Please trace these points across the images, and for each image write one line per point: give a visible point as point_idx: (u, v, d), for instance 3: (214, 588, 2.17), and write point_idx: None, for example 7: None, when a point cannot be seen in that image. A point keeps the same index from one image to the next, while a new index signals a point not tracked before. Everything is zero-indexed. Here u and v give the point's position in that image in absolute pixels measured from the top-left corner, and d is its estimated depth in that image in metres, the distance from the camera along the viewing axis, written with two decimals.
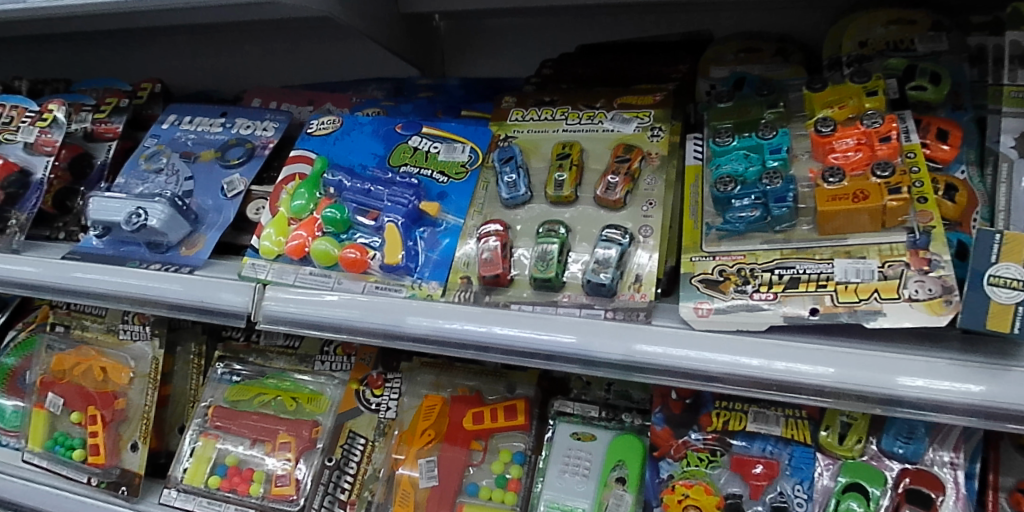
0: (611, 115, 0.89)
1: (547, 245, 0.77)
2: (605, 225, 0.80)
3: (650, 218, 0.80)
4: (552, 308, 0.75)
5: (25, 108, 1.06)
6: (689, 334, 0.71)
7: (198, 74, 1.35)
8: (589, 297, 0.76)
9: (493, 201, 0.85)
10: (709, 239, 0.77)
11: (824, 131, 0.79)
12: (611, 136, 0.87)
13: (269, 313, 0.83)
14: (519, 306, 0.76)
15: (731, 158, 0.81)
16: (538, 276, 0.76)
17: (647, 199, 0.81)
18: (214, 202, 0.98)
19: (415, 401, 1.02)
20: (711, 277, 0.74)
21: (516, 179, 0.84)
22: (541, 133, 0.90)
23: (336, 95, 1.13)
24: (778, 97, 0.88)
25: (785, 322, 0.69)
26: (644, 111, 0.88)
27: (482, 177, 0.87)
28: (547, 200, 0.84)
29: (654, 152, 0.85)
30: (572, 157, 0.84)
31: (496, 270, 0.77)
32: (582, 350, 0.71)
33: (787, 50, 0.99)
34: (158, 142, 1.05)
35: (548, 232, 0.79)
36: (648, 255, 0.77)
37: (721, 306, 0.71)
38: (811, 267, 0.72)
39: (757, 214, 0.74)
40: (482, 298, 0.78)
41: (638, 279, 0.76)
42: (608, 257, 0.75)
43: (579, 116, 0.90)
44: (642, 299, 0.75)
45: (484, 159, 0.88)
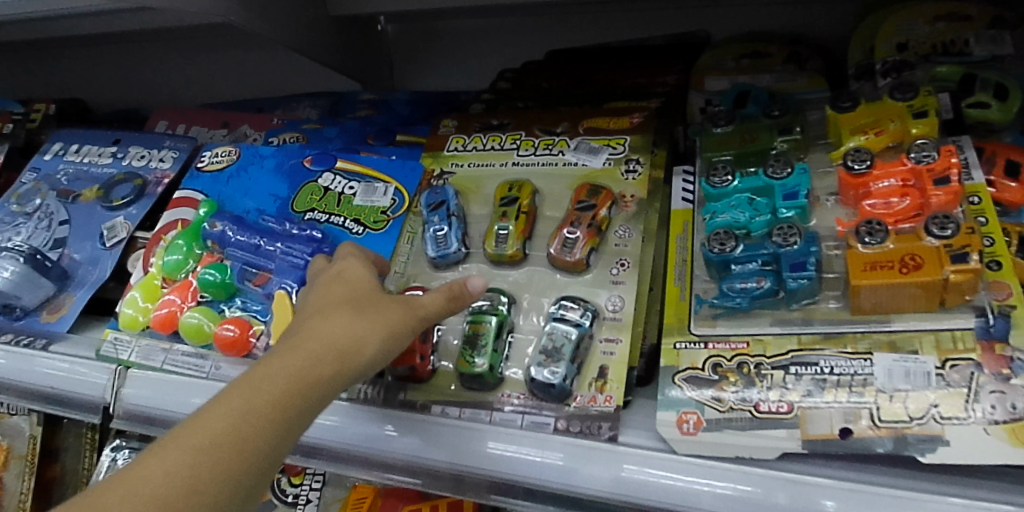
0: (574, 143, 0.69)
1: (477, 325, 0.58)
2: (560, 297, 0.60)
3: (621, 285, 0.59)
4: (486, 414, 0.56)
5: None
6: (675, 461, 0.51)
7: (105, 88, 1.15)
8: (535, 399, 0.56)
9: (419, 259, 0.66)
10: (699, 317, 0.57)
11: (858, 167, 0.58)
12: (573, 171, 0.67)
13: (129, 408, 0.64)
14: (440, 410, 0.57)
15: (730, 204, 0.60)
16: (466, 370, 0.57)
17: (618, 259, 0.61)
18: (89, 252, 0.79)
19: (340, 492, 0.82)
20: (702, 375, 0.53)
21: (447, 232, 0.64)
22: (485, 168, 0.70)
23: (256, 116, 0.94)
24: (795, 119, 0.66)
25: (804, 449, 0.49)
26: (618, 138, 0.68)
27: (407, 226, 0.68)
28: (488, 259, 0.64)
29: (629, 193, 0.64)
30: (520, 202, 0.64)
31: (413, 360, 0.58)
32: (556, 477, 0.51)
33: (801, 54, 0.78)
34: (35, 177, 0.87)
35: (484, 305, 0.60)
36: (617, 340, 0.57)
37: (713, 419, 0.51)
38: (840, 364, 0.51)
39: (767, 286, 0.55)
40: (394, 398, 0.59)
41: (602, 372, 0.56)
42: (560, 345, 0.56)
43: (533, 146, 0.70)
44: (607, 403, 0.54)
45: (410, 202, 0.69)
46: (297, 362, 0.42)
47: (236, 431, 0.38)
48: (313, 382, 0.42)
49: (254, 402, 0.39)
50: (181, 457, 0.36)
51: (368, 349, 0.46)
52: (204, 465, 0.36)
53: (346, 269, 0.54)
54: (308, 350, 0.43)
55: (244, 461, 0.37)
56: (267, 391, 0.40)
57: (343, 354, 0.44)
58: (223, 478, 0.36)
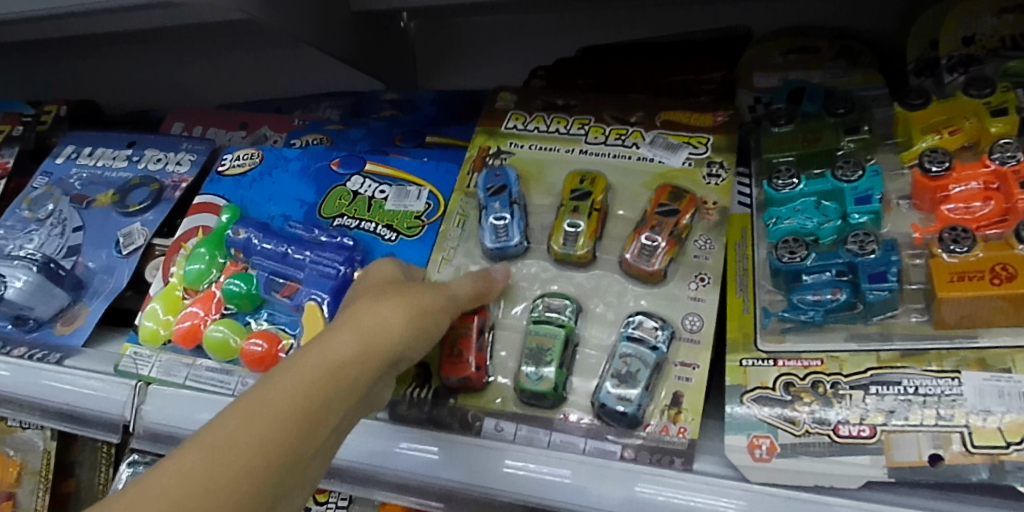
0: (651, 137, 0.64)
1: (544, 339, 0.54)
2: (637, 310, 0.56)
3: (702, 303, 0.55)
4: (545, 434, 0.52)
5: None
6: (739, 490, 0.46)
7: (116, 88, 1.11)
8: (600, 422, 0.52)
9: (470, 246, 0.62)
10: (767, 331, 0.53)
11: (936, 169, 0.54)
12: (653, 167, 0.62)
13: (149, 427, 0.61)
14: (493, 425, 0.54)
15: (795, 209, 0.57)
16: (525, 384, 0.53)
17: (696, 273, 0.56)
18: (105, 260, 0.74)
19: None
20: (773, 394, 0.49)
21: (509, 223, 0.60)
22: (549, 152, 0.66)
23: (275, 116, 0.90)
24: (861, 117, 0.63)
25: (890, 478, 0.45)
26: (702, 137, 0.63)
27: (455, 209, 0.63)
28: (551, 258, 0.60)
29: (712, 199, 0.59)
30: (593, 198, 0.60)
31: (468, 370, 0.53)
32: (562, 497, 0.48)
33: (853, 49, 0.73)
34: (47, 182, 0.83)
35: (547, 307, 0.56)
36: (694, 365, 0.53)
37: (788, 444, 0.47)
38: (927, 382, 0.47)
39: (843, 298, 0.51)
40: (444, 413, 0.55)
41: (676, 399, 0.52)
42: (635, 370, 0.52)
43: (603, 134, 0.66)
44: (681, 435, 0.50)
45: (465, 178, 0.65)
46: (317, 351, 0.40)
47: (269, 430, 0.36)
48: (337, 371, 0.40)
49: (290, 393, 0.37)
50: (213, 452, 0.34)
51: (393, 330, 0.44)
52: (222, 468, 0.33)
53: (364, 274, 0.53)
54: (327, 341, 0.41)
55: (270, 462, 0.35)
56: (304, 386, 0.38)
57: (367, 338, 0.43)
58: (242, 479, 0.34)
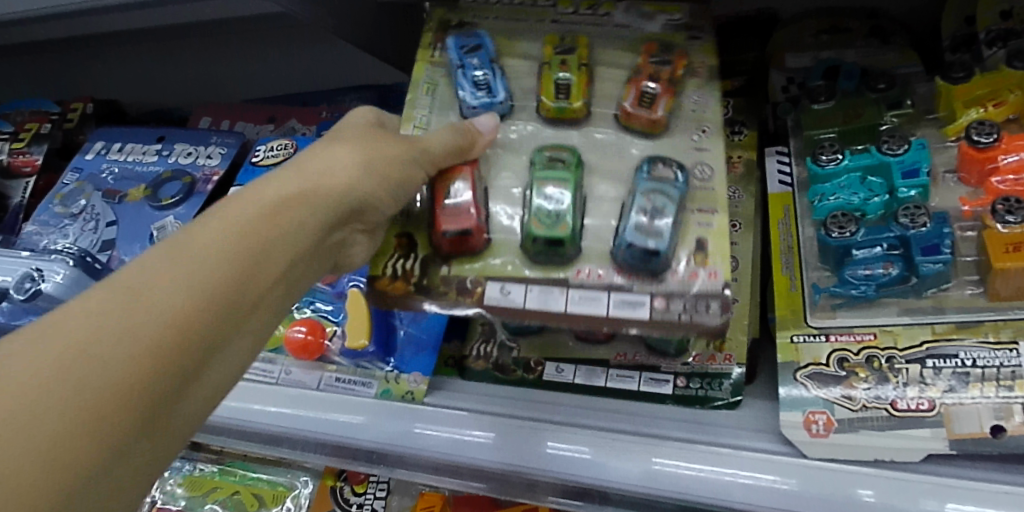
0: (623, 5, 0.60)
1: (558, 183, 0.49)
2: (643, 158, 0.52)
3: (707, 150, 0.52)
4: (561, 293, 0.47)
5: None
6: (793, 466, 0.46)
7: (142, 86, 1.11)
8: (624, 278, 0.47)
9: (448, 110, 0.57)
10: (817, 309, 0.53)
11: (984, 141, 0.53)
12: (635, 37, 0.59)
13: None
14: (498, 287, 0.48)
15: (841, 185, 0.56)
16: (538, 234, 0.47)
17: (697, 125, 0.53)
18: (140, 254, 0.75)
19: (407, 502, 0.71)
20: (827, 370, 0.49)
21: (490, 76, 0.56)
22: (518, 21, 0.61)
23: (302, 109, 0.90)
24: (902, 93, 0.62)
25: (953, 450, 0.44)
26: (675, 6, 0.60)
27: (422, 80, 0.58)
28: (540, 114, 0.55)
29: (700, 61, 0.57)
30: (579, 55, 0.57)
31: (473, 225, 0.49)
32: (584, 473, 0.49)
33: (885, 29, 0.70)
34: (78, 178, 0.83)
35: (550, 160, 0.51)
36: (713, 211, 0.49)
37: (846, 419, 0.46)
38: (983, 354, 0.46)
39: (895, 273, 0.51)
40: (437, 279, 0.49)
41: (700, 244, 0.48)
42: (660, 206, 0.48)
43: (574, 5, 0.61)
44: (727, 361, 0.54)
45: (429, 50, 0.60)
46: (248, 203, 0.38)
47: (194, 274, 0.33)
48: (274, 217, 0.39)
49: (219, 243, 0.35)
50: (124, 293, 0.31)
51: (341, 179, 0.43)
52: (128, 317, 0.30)
53: (335, 127, 0.51)
54: (262, 193, 0.40)
55: (200, 308, 0.33)
56: (233, 231, 0.36)
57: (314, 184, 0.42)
58: (151, 327, 0.31)
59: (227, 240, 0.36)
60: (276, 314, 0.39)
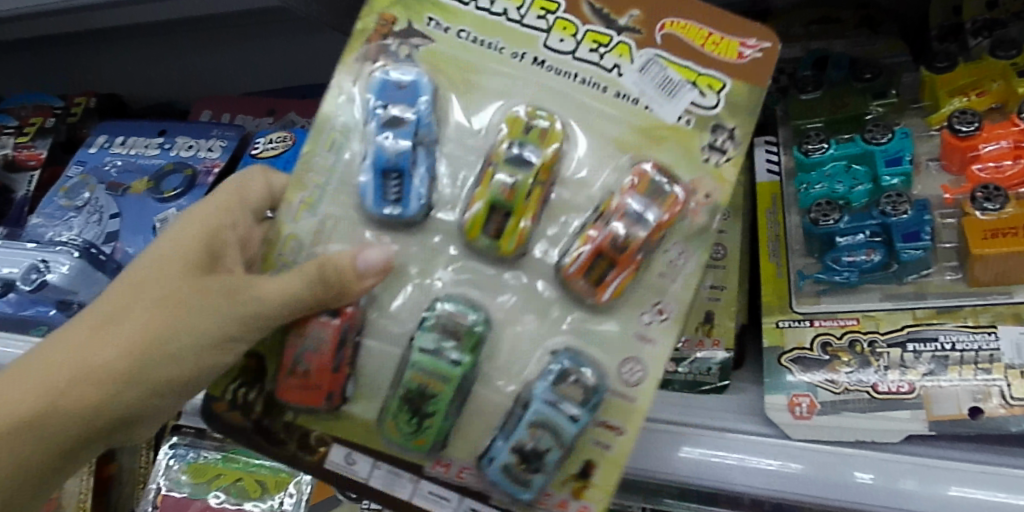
0: (642, 58, 0.42)
1: (429, 382, 0.41)
2: (561, 351, 0.42)
3: (653, 345, 0.41)
4: (410, 479, 0.46)
5: None
6: (784, 449, 0.47)
7: (143, 80, 1.12)
8: (481, 481, 0.44)
9: (346, 190, 0.45)
10: (803, 294, 0.54)
11: (965, 130, 0.54)
12: (631, 116, 0.42)
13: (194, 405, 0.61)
14: (343, 455, 0.46)
15: (826, 174, 0.58)
16: (387, 432, 0.42)
17: (657, 300, 0.42)
18: (143, 245, 0.76)
19: None
20: (811, 354, 0.50)
21: (402, 184, 0.43)
22: (483, 48, 0.44)
23: (301, 102, 0.91)
24: (888, 82, 0.63)
25: (931, 431, 0.45)
26: (716, 80, 0.41)
27: (326, 126, 0.45)
28: (459, 231, 0.44)
29: (704, 189, 0.42)
30: (542, 154, 0.42)
31: (321, 402, 0.42)
32: None
33: (875, 18, 0.71)
34: (82, 171, 0.84)
35: (444, 331, 0.42)
36: (620, 429, 0.41)
37: (829, 401, 0.48)
38: (962, 338, 0.47)
39: (877, 259, 0.53)
40: (277, 427, 0.45)
41: (587, 468, 0.42)
42: (545, 448, 0.40)
43: (575, 37, 0.43)
44: (716, 347, 0.54)
45: (350, 72, 0.45)
46: (31, 383, 0.40)
47: None
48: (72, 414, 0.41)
49: None
50: None
51: (111, 359, 0.41)
52: None
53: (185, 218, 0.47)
54: (58, 365, 0.41)
55: None
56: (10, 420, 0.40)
57: (86, 370, 0.41)
58: None
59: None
60: (96, 445, 0.46)
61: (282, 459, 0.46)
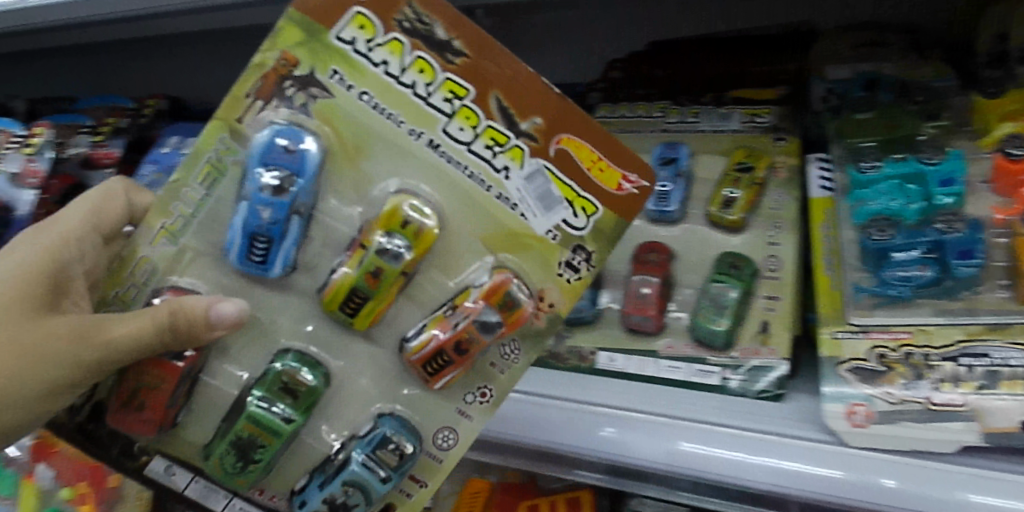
0: (529, 167, 0.46)
1: (264, 436, 0.49)
2: (387, 417, 0.50)
3: (470, 421, 0.50)
4: (225, 495, 0.52)
5: (9, 133, 0.88)
6: (815, 451, 0.49)
7: (202, 83, 1.16)
8: (288, 508, 0.52)
9: (212, 224, 0.50)
10: (857, 306, 0.56)
11: (1016, 154, 0.56)
12: (508, 220, 0.47)
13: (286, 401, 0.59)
14: (164, 466, 0.52)
15: (879, 191, 0.59)
16: (213, 463, 0.50)
17: (482, 384, 0.49)
18: None
19: (455, 487, 0.70)
20: (867, 365, 0.52)
21: (270, 248, 0.49)
22: (378, 118, 0.47)
23: None
24: (938, 107, 0.66)
25: (983, 442, 0.47)
26: (590, 205, 0.46)
27: (207, 156, 0.48)
28: (317, 294, 0.51)
29: (548, 300, 0.48)
30: (411, 241, 0.49)
31: (153, 431, 0.50)
32: (607, 451, 0.51)
33: (922, 44, 0.72)
34: (156, 170, 0.89)
35: (283, 387, 0.50)
36: (423, 483, 0.50)
37: (884, 411, 0.49)
38: (1015, 356, 0.49)
39: (930, 275, 0.54)
40: (103, 433, 0.52)
41: (387, 510, 0.51)
42: (354, 501, 0.49)
43: (474, 129, 0.46)
44: (773, 356, 0.56)
45: (242, 106, 0.48)
46: None
47: None
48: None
49: None
50: None
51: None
52: None
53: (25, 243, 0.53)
54: None
55: None
56: None
57: None
58: None
59: None
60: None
61: (104, 459, 0.53)
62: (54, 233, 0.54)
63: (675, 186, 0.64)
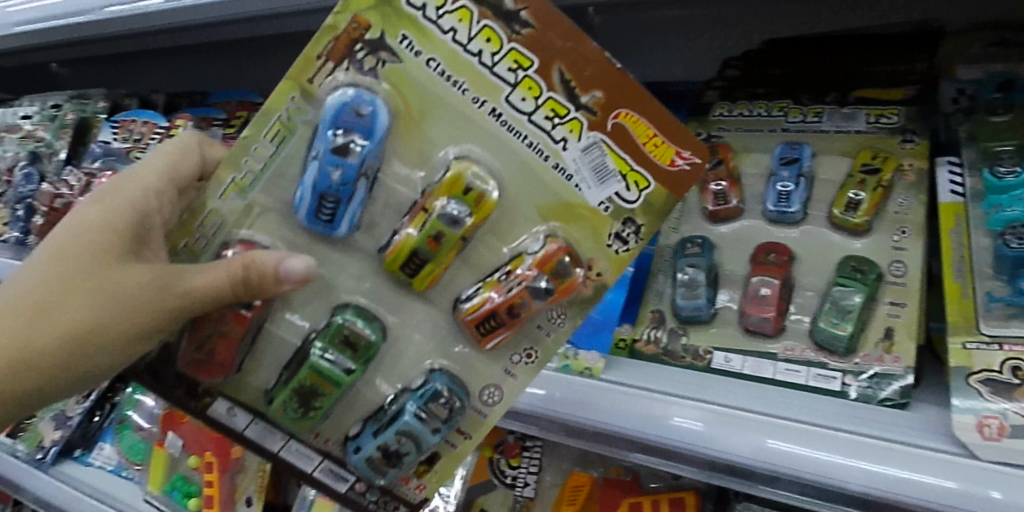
0: (587, 138, 0.45)
1: (323, 384, 0.52)
2: (439, 374, 0.52)
3: (514, 380, 0.51)
4: (281, 437, 0.53)
5: (155, 124, 0.94)
6: (915, 456, 0.46)
7: None
8: (342, 452, 0.53)
9: (281, 181, 0.50)
10: (990, 316, 0.53)
11: None
12: (564, 193, 0.47)
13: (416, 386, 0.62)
14: (225, 408, 0.52)
15: (1018, 198, 0.56)
16: (275, 405, 0.52)
17: (528, 346, 0.51)
18: None
19: (559, 479, 0.74)
20: (1000, 377, 0.49)
21: (338, 208, 0.50)
22: (444, 84, 0.47)
23: None
24: None
25: None
26: (643, 179, 0.45)
27: (277, 115, 0.48)
28: (378, 253, 0.52)
29: (597, 270, 0.48)
30: (467, 205, 0.49)
31: (221, 376, 0.51)
32: (692, 441, 0.52)
33: None
34: None
35: (343, 340, 0.51)
36: (468, 436, 0.51)
37: (1021, 426, 0.46)
38: None
39: None
40: (169, 375, 0.53)
41: (433, 459, 0.52)
42: (404, 450, 0.51)
43: (536, 100, 0.45)
44: (896, 364, 0.55)
45: (314, 67, 0.47)
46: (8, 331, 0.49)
47: None
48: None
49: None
50: None
51: (55, 345, 0.49)
52: None
53: (115, 186, 0.55)
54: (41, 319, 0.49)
55: None
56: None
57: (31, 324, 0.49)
58: None
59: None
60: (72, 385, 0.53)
61: (171, 401, 0.53)
62: (133, 184, 0.55)
63: (797, 186, 0.64)
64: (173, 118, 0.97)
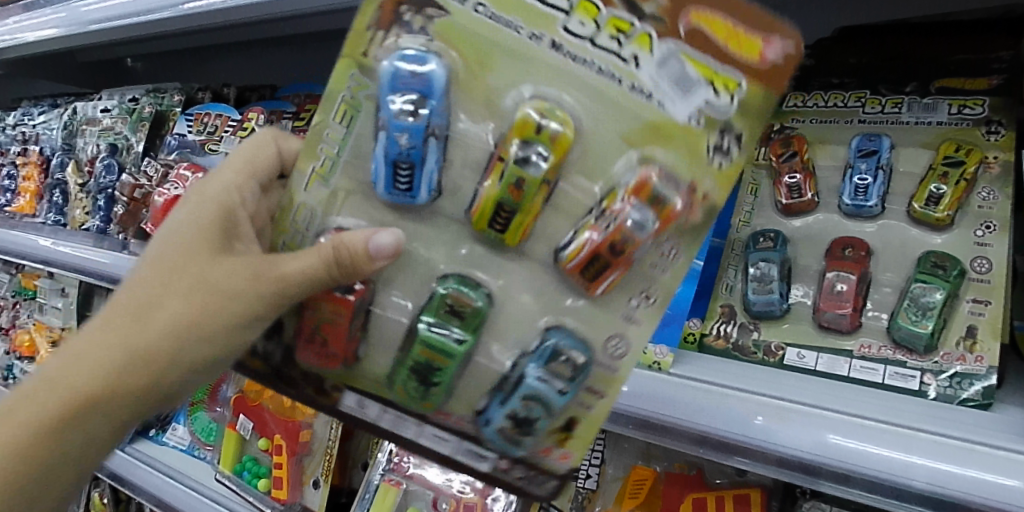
0: (661, 51, 0.40)
1: (432, 353, 0.47)
2: (557, 334, 0.46)
3: (637, 325, 0.44)
4: (415, 422, 0.49)
5: (227, 117, 0.97)
6: (989, 456, 0.44)
7: None
8: (477, 429, 0.48)
9: (358, 160, 0.47)
10: None
11: None
12: (648, 112, 0.41)
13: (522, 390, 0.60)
14: (355, 400, 0.50)
15: None
16: (402, 381, 0.48)
17: (643, 288, 0.44)
18: None
19: (622, 473, 0.75)
20: None
21: (416, 174, 0.45)
22: (501, 28, 0.43)
23: None
24: None
25: None
26: (731, 79, 0.39)
27: (341, 94, 0.46)
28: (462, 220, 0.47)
29: (704, 188, 0.41)
30: (546, 148, 0.43)
31: (336, 364, 0.50)
32: (754, 436, 0.50)
33: None
34: None
35: (449, 308, 0.47)
36: (602, 394, 0.45)
37: None
38: None
39: None
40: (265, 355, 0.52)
41: (571, 423, 0.46)
42: (536, 415, 0.45)
43: (596, 22, 0.41)
44: (979, 364, 0.53)
45: (365, 38, 0.45)
46: (119, 335, 0.50)
47: (75, 393, 0.51)
48: (81, 386, 0.51)
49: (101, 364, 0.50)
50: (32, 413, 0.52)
51: (159, 339, 0.50)
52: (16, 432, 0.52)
53: (203, 186, 0.54)
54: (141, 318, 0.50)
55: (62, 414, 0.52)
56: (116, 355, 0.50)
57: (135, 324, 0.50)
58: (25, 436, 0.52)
59: (104, 367, 0.51)
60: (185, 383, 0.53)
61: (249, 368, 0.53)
62: (217, 181, 0.54)
63: (875, 180, 0.63)
64: (244, 109, 1.00)
